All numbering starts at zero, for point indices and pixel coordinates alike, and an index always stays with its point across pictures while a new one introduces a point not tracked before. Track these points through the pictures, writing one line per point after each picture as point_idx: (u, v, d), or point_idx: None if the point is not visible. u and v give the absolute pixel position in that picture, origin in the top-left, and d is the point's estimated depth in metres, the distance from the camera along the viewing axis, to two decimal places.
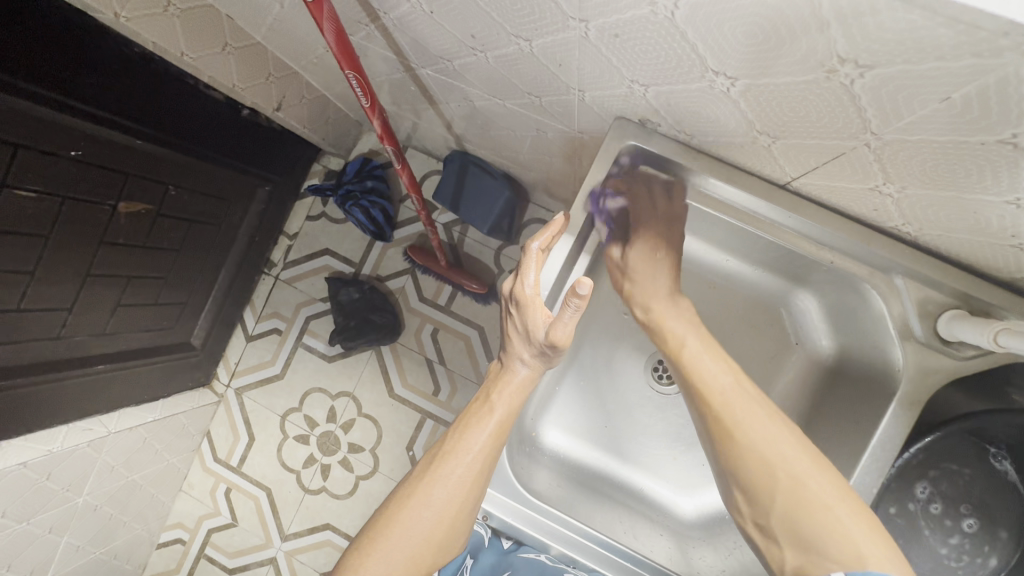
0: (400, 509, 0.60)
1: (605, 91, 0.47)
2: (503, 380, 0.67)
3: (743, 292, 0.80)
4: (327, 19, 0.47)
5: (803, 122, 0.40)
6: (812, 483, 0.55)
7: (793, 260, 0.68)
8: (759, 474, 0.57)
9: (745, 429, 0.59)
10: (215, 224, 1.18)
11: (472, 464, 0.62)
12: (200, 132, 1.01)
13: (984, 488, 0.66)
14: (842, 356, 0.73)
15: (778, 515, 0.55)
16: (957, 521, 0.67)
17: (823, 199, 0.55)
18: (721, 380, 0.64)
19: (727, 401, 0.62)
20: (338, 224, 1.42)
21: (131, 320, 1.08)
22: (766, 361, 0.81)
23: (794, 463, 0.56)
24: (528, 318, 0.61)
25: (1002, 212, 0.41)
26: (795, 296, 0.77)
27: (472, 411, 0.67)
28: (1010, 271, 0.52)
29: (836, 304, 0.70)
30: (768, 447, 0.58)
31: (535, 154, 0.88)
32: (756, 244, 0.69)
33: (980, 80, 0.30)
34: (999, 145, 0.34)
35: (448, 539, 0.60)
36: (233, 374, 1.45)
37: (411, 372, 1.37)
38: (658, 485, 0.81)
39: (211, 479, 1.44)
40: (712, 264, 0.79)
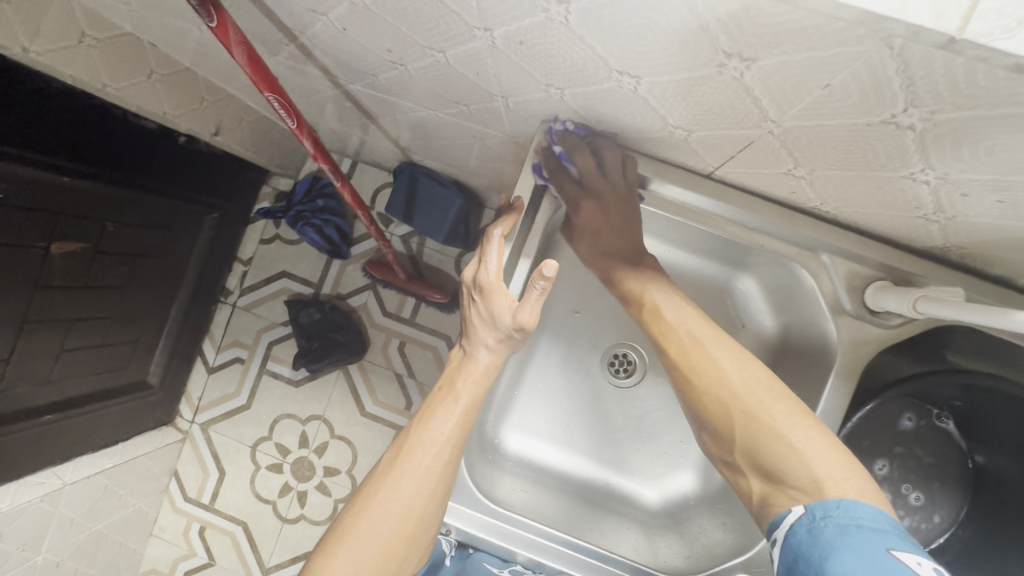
0: (367, 505, 0.58)
1: (526, 97, 0.47)
2: (466, 367, 0.65)
3: (687, 280, 0.82)
4: (235, 42, 0.45)
5: (710, 115, 0.41)
6: (768, 412, 0.57)
7: (731, 245, 0.70)
8: (718, 417, 0.59)
9: (702, 376, 0.61)
10: (163, 257, 1.14)
11: (439, 455, 0.61)
12: (133, 164, 0.97)
13: (928, 466, 0.71)
14: (785, 334, 0.75)
15: (741, 452, 0.58)
16: (909, 493, 0.71)
17: (749, 185, 0.56)
18: (680, 330, 0.64)
19: (683, 352, 0.63)
20: (293, 245, 1.40)
21: (79, 364, 1.03)
22: None
23: (746, 398, 0.58)
24: (493, 302, 0.60)
25: (903, 186, 0.43)
26: (737, 280, 0.79)
27: (436, 398, 0.65)
28: (924, 241, 0.55)
29: (775, 283, 0.72)
30: (722, 385, 0.60)
31: (479, 160, 0.88)
32: (695, 233, 0.71)
33: (854, 66, 0.31)
34: (883, 126, 0.36)
35: (417, 532, 0.59)
36: (196, 409, 1.40)
37: (381, 388, 1.35)
38: (623, 478, 0.82)
39: (183, 520, 1.39)
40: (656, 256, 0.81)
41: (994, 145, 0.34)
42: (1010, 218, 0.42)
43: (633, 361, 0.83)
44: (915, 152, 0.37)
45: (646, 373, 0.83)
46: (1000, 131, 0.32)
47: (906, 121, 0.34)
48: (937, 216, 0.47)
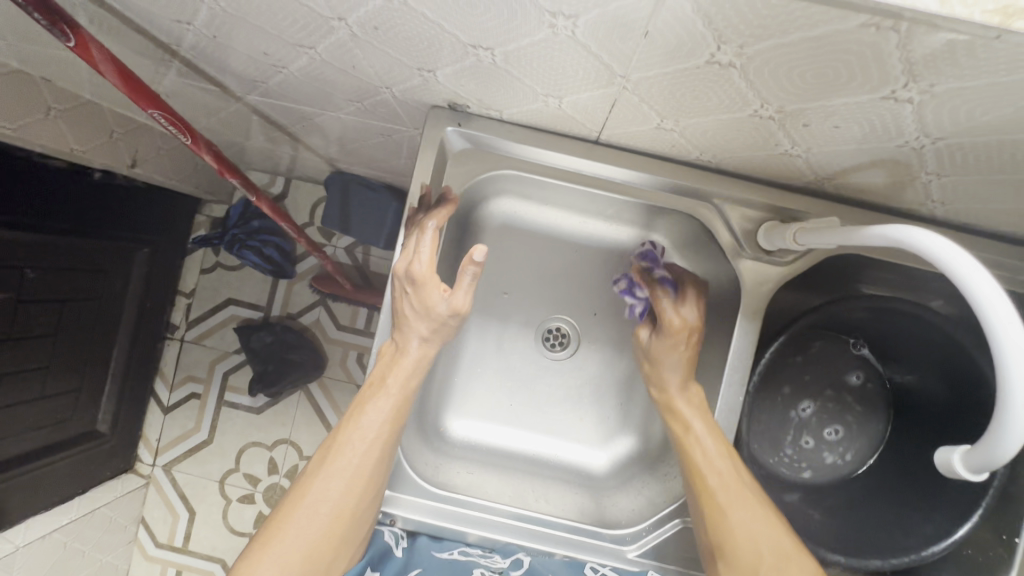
0: (293, 507, 0.58)
1: (407, 85, 0.48)
2: (397, 363, 0.64)
3: (609, 249, 0.82)
4: (101, 60, 0.44)
5: (573, 79, 0.43)
6: (789, 564, 0.57)
7: (641, 209, 0.72)
8: (745, 555, 0.58)
9: (735, 509, 0.60)
10: (96, 299, 1.11)
11: (368, 452, 0.61)
12: (45, 207, 0.94)
13: (860, 419, 0.76)
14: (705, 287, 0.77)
15: None
16: (833, 425, 0.75)
17: (642, 147, 0.59)
18: (717, 462, 0.63)
19: (725, 484, 0.62)
20: (235, 271, 1.37)
21: (15, 421, 0.99)
22: (643, 308, 0.83)
23: (774, 547, 0.58)
24: (426, 292, 0.59)
25: (766, 126, 0.46)
26: (651, 242, 0.80)
27: (366, 393, 0.64)
28: (807, 180, 0.58)
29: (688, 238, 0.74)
30: (750, 529, 0.59)
31: (402, 159, 0.89)
32: (608, 203, 0.73)
33: (665, 13, 0.33)
34: (710, 66, 0.38)
35: (348, 531, 0.59)
36: (156, 451, 1.36)
37: (344, 402, 1.34)
38: (570, 448, 0.83)
39: (158, 567, 1.35)
40: (577, 229, 0.81)
41: (817, 72, 0.37)
42: (861, 143, 0.45)
43: (566, 334, 0.84)
44: (755, 90, 0.40)
45: (580, 343, 0.84)
46: (813, 56, 0.36)
47: (725, 59, 0.37)
48: (804, 152, 0.50)
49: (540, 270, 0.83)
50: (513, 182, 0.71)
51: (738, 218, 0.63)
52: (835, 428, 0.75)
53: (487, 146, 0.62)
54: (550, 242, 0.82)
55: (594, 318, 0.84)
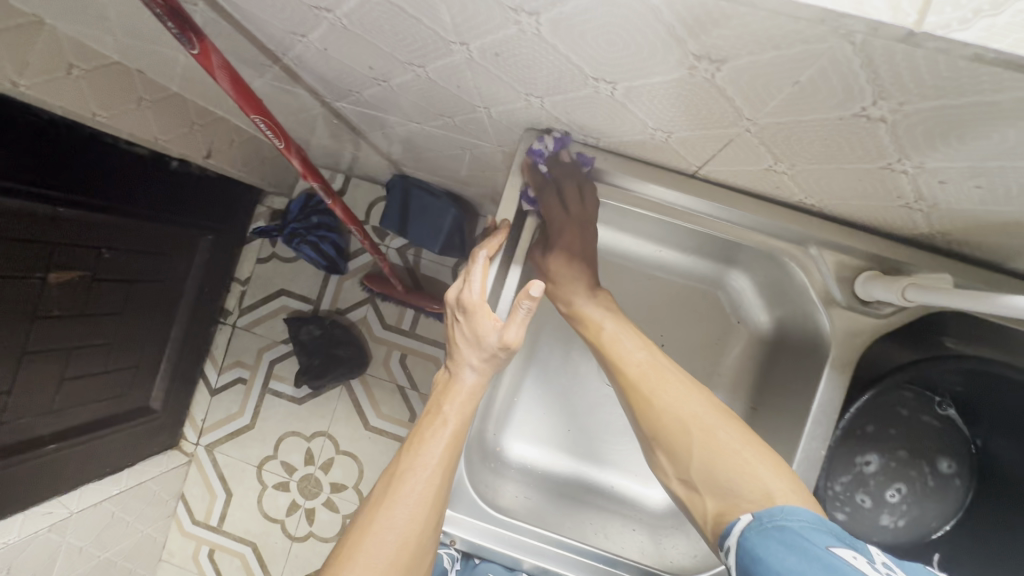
0: (361, 539, 0.57)
1: (508, 106, 0.48)
2: (452, 390, 0.66)
3: (681, 281, 0.83)
4: (218, 68, 0.46)
5: (689, 116, 0.41)
6: (719, 432, 0.59)
7: (718, 243, 0.70)
8: (673, 433, 0.60)
9: (660, 396, 0.63)
10: (159, 281, 1.15)
11: (431, 479, 0.61)
12: (127, 191, 0.98)
13: (926, 489, 0.71)
14: (779, 329, 0.74)
15: (697, 467, 0.58)
16: (894, 487, 0.71)
17: (734, 183, 0.57)
18: (634, 355, 0.67)
19: (642, 373, 0.65)
20: (290, 263, 1.40)
21: (80, 392, 1.03)
22: (712, 342, 0.83)
23: (701, 418, 0.60)
24: (478, 323, 0.61)
25: (886, 176, 0.44)
26: (733, 281, 0.78)
27: (424, 423, 0.66)
28: (913, 229, 0.55)
29: (764, 279, 0.72)
30: (680, 409, 0.61)
31: (470, 170, 0.89)
32: (684, 234, 0.72)
33: (818, 63, 0.32)
34: (855, 118, 0.37)
35: (415, 561, 0.58)
36: (201, 431, 1.40)
37: (384, 402, 1.35)
38: (627, 480, 0.85)
39: (193, 543, 1.40)
40: (650, 258, 0.82)
41: (964, 132, 0.35)
42: (992, 201, 0.42)
43: None
44: (889, 141, 0.38)
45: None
46: (968, 115, 0.33)
47: (876, 113, 0.35)
48: (920, 204, 0.47)
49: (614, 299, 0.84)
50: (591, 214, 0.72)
51: (830, 260, 0.60)
52: (898, 491, 0.71)
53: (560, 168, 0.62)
54: (624, 269, 0.83)
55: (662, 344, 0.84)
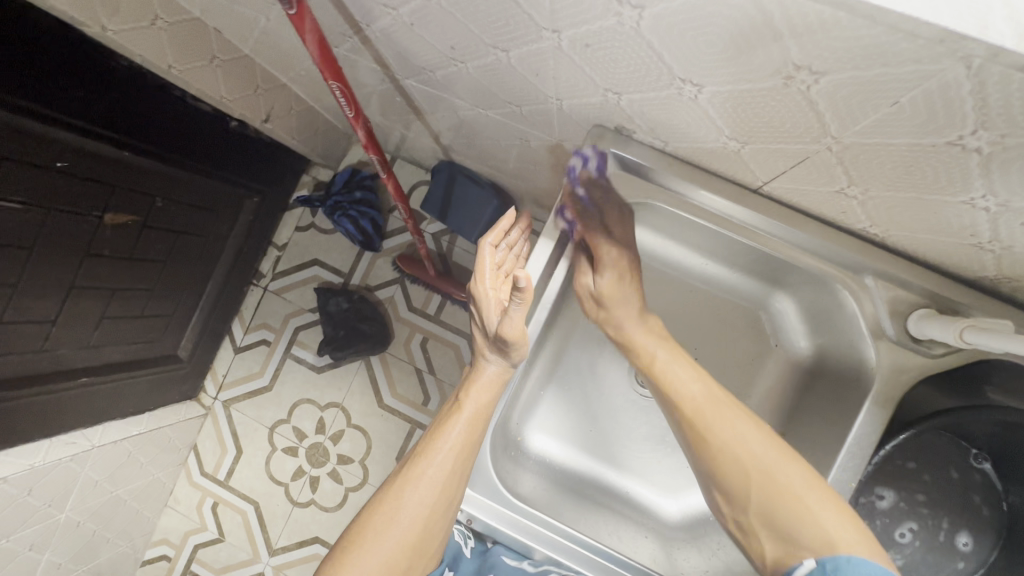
0: (376, 518, 0.63)
1: (582, 101, 0.50)
2: (473, 380, 0.72)
3: (725, 297, 0.82)
4: (309, 31, 0.47)
5: (768, 127, 0.42)
6: (781, 473, 0.59)
7: (770, 262, 0.69)
8: (733, 475, 0.61)
9: (715, 432, 0.63)
10: (203, 237, 1.18)
11: (443, 465, 0.65)
12: (187, 144, 1.01)
13: (934, 537, 0.70)
14: (819, 357, 0.73)
15: (756, 512, 0.59)
16: (903, 527, 0.70)
17: (794, 203, 0.56)
18: (688, 387, 0.67)
19: (698, 408, 0.66)
20: (327, 235, 1.42)
21: (117, 332, 1.07)
22: (747, 363, 0.82)
23: (762, 459, 0.60)
24: (483, 304, 0.68)
25: (959, 211, 0.43)
26: (776, 304, 0.78)
27: (443, 414, 0.70)
28: (975, 271, 0.53)
29: (812, 304, 0.71)
30: (738, 449, 0.62)
31: (521, 164, 0.89)
32: (734, 249, 0.71)
33: (925, 85, 0.33)
34: (948, 147, 0.37)
35: (422, 540, 0.63)
36: (220, 386, 1.44)
37: (400, 382, 1.37)
38: (643, 488, 0.85)
39: (198, 494, 1.43)
40: (694, 269, 0.81)
41: None
42: None
43: None
44: (978, 175, 0.38)
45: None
46: None
47: (972, 144, 0.36)
48: (993, 245, 0.46)
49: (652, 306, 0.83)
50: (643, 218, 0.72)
51: (884, 293, 0.59)
52: (910, 531, 0.70)
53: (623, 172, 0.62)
54: (665, 278, 0.83)
55: None
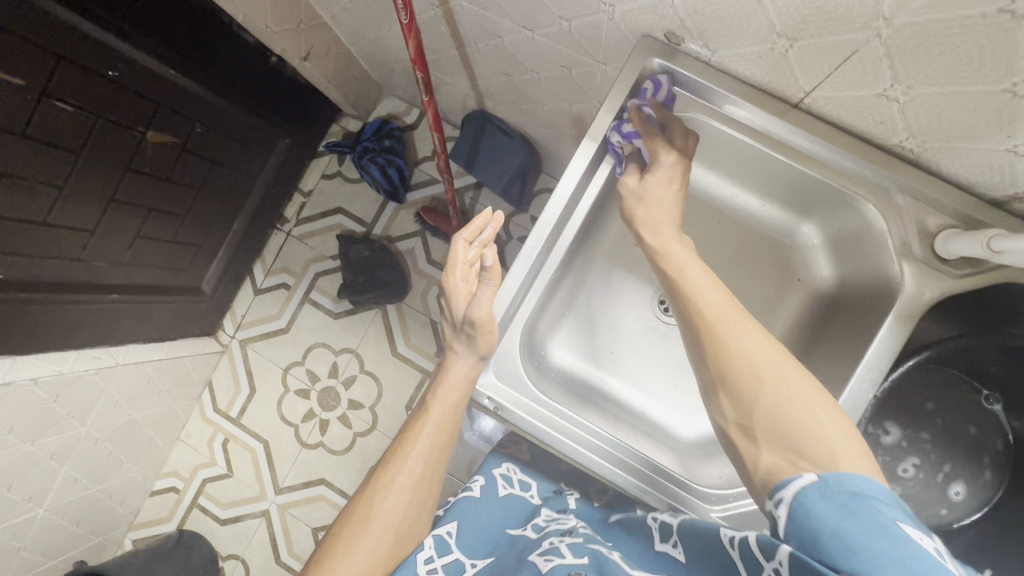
0: (348, 531, 0.64)
1: (635, 4, 0.57)
2: (439, 386, 0.72)
3: (752, 227, 0.77)
4: None
5: (821, 17, 0.48)
6: (796, 384, 0.50)
7: (800, 184, 0.68)
8: (743, 378, 0.52)
9: (736, 338, 0.54)
10: (235, 171, 1.21)
11: (413, 468, 0.67)
12: (230, 74, 1.04)
13: (934, 476, 0.68)
14: (841, 286, 0.71)
15: (761, 419, 0.50)
16: (903, 462, 0.68)
17: (837, 119, 0.60)
18: (712, 297, 0.58)
19: (722, 313, 0.56)
20: (353, 184, 1.45)
21: (147, 254, 1.10)
22: (769, 299, 0.77)
23: (778, 371, 0.51)
24: (453, 293, 0.69)
25: (1001, 105, 0.47)
26: (801, 231, 0.75)
27: (413, 419, 0.72)
28: (998, 192, 0.56)
29: (841, 227, 0.69)
30: (754, 355, 0.53)
31: (555, 106, 0.92)
32: (762, 170, 0.69)
33: None
34: (999, 17, 0.41)
35: (398, 543, 0.64)
36: (238, 326, 1.46)
37: (414, 332, 1.39)
38: (660, 410, 0.83)
39: (210, 430, 1.47)
40: (723, 197, 0.77)
41: None
42: None
43: None
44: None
45: None
46: None
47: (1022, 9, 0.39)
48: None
49: (675, 232, 0.80)
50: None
51: (914, 220, 0.60)
52: (913, 467, 0.68)
53: (679, 91, 0.65)
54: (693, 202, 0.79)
55: (717, 294, 0.78)
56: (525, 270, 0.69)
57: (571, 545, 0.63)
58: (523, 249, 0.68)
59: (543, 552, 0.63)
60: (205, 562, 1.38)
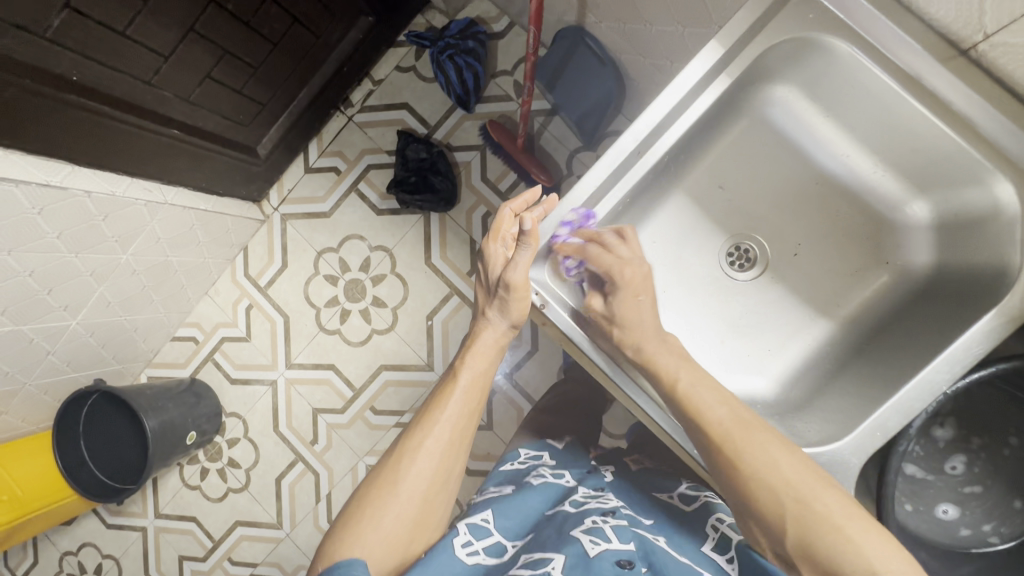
0: (376, 495, 0.62)
1: None
2: (469, 351, 0.73)
3: (851, 195, 0.71)
4: None
5: None
6: (818, 502, 0.52)
7: (932, 155, 0.62)
8: (766, 506, 0.53)
9: (745, 456, 0.56)
10: (314, 36, 1.18)
11: (442, 435, 0.66)
12: None
13: (949, 484, 0.66)
14: (941, 276, 0.67)
15: (791, 541, 0.52)
16: (954, 456, 0.66)
17: (1006, 73, 0.54)
18: (715, 411, 0.59)
19: (726, 431, 0.58)
20: (425, 82, 1.39)
21: (214, 98, 1.09)
22: (848, 275, 0.72)
23: (797, 484, 0.53)
24: (490, 257, 0.71)
25: None
26: (908, 210, 0.69)
27: (439, 385, 0.71)
28: None
29: (963, 209, 0.63)
30: (771, 471, 0.54)
31: (668, 26, 0.85)
32: (890, 128, 0.64)
33: None
34: None
35: (426, 510, 0.63)
36: (283, 199, 1.47)
37: (452, 247, 1.38)
38: None
39: (237, 293, 1.50)
40: (833, 152, 0.70)
41: None
42: None
43: (753, 255, 0.75)
44: None
45: (765, 271, 0.75)
46: None
47: None
48: None
49: (767, 179, 0.74)
50: (800, 58, 0.64)
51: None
52: (960, 466, 0.66)
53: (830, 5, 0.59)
54: (795, 153, 0.72)
55: (794, 259, 0.74)
56: (613, 164, 0.65)
57: (616, 528, 0.62)
58: (614, 146, 0.64)
59: (587, 530, 0.61)
60: (211, 414, 1.44)
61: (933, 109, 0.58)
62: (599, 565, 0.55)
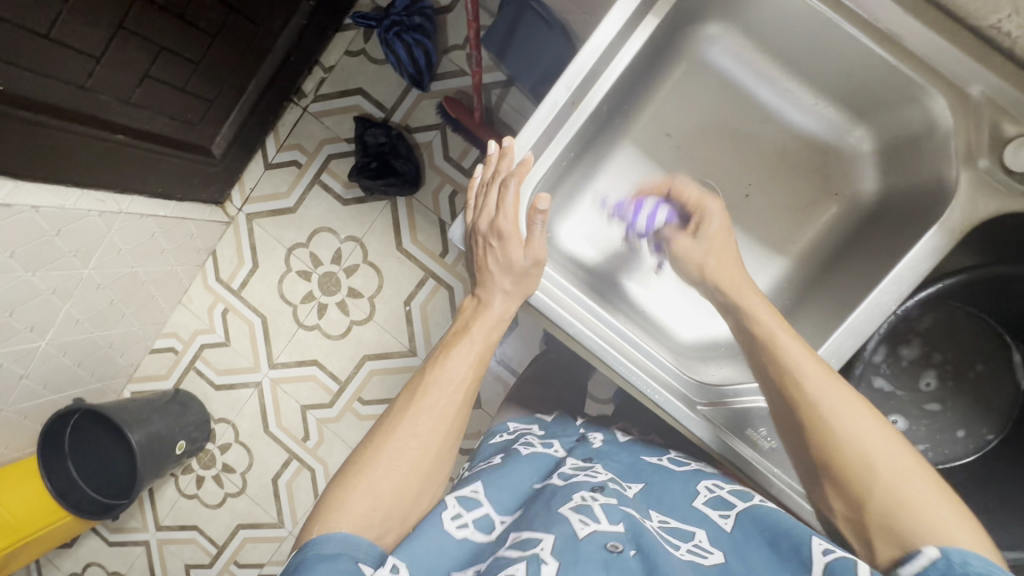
0: (380, 446, 0.61)
1: None
2: (480, 313, 0.70)
3: (794, 132, 0.74)
4: None
5: None
6: (912, 482, 0.49)
7: (866, 79, 0.64)
8: (860, 472, 0.51)
9: (840, 422, 0.52)
10: (254, 25, 1.15)
11: (454, 396, 0.65)
12: None
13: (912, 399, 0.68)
14: (886, 198, 0.69)
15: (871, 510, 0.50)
16: (923, 374, 0.68)
17: None
18: (806, 369, 0.55)
19: (824, 396, 0.54)
20: (376, 64, 1.37)
21: (158, 98, 1.06)
22: (801, 209, 0.75)
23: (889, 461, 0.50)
24: (508, 242, 0.66)
25: None
26: (851, 138, 0.72)
27: (450, 340, 0.70)
28: None
29: (899, 131, 0.66)
30: (869, 443, 0.51)
31: None
32: (822, 57, 0.66)
33: None
34: None
35: (431, 468, 0.62)
36: (246, 199, 1.44)
37: (422, 230, 1.36)
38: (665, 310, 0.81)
39: (211, 298, 1.48)
40: (775, 91, 0.73)
41: None
42: None
43: None
44: None
45: None
46: None
47: None
48: None
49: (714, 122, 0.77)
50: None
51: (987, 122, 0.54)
52: (929, 383, 0.68)
53: None
54: (739, 96, 0.75)
55: (745, 199, 0.76)
56: (544, 122, 0.64)
57: (605, 507, 0.58)
58: (544, 100, 0.64)
59: (575, 508, 0.58)
60: (199, 422, 1.43)
61: (860, 30, 0.58)
62: (588, 550, 0.52)
